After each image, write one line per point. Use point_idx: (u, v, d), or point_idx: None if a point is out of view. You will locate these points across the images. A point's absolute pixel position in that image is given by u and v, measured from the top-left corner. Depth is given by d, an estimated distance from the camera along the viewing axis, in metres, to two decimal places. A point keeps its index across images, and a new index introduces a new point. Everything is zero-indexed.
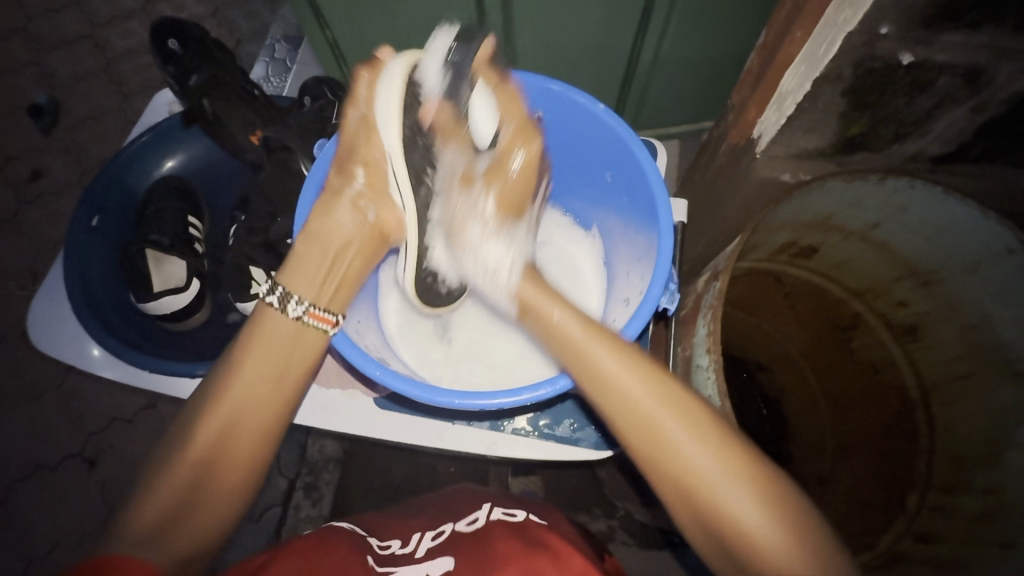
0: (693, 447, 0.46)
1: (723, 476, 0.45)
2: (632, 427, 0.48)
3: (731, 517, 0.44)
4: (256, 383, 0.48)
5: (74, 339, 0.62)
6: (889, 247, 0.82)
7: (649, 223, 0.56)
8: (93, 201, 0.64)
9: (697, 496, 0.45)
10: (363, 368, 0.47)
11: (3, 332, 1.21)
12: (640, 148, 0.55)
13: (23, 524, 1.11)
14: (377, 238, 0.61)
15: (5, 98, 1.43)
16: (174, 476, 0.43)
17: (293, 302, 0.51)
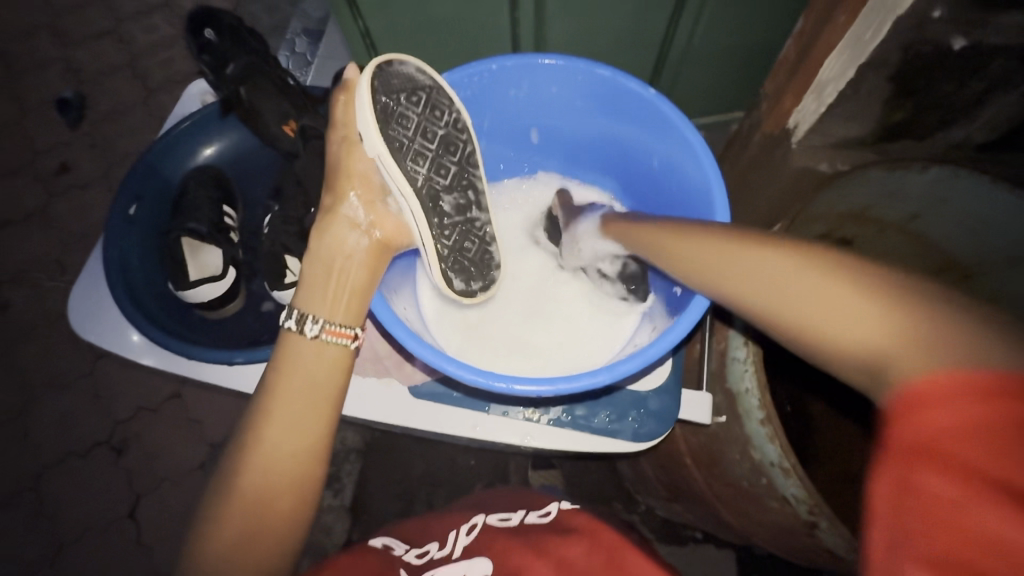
0: (786, 271, 0.41)
1: (836, 292, 0.37)
2: (717, 271, 0.47)
3: (846, 335, 0.36)
4: (289, 421, 0.45)
5: (114, 326, 0.63)
6: (928, 240, 0.79)
7: (700, 211, 0.56)
8: (131, 190, 0.65)
9: (800, 317, 0.39)
10: (416, 351, 0.47)
11: (34, 321, 1.24)
12: (695, 135, 0.54)
13: (54, 509, 1.13)
14: (381, 248, 0.56)
15: (33, 93, 1.45)
16: (230, 515, 0.42)
17: (307, 321, 0.48)
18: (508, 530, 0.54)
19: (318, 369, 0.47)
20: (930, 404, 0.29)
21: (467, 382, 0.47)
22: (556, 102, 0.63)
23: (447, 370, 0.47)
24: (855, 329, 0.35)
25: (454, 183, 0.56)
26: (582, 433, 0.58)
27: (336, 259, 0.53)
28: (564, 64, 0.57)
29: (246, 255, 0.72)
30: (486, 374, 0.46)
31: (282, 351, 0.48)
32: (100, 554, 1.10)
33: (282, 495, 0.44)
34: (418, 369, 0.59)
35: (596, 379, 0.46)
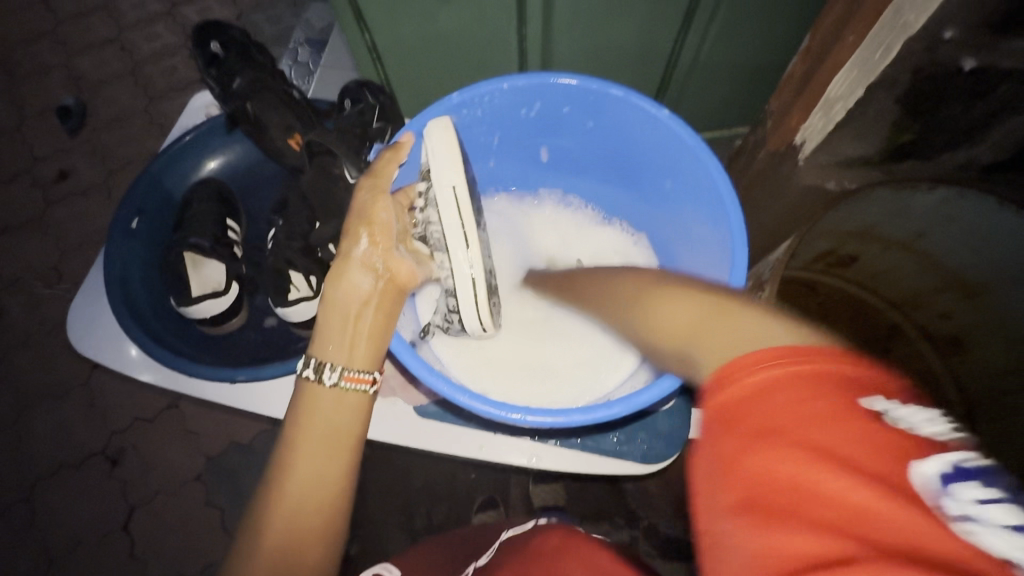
0: (659, 277, 0.40)
1: (697, 293, 0.36)
2: (607, 288, 0.46)
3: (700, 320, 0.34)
4: (311, 471, 0.43)
5: (115, 341, 0.62)
6: (935, 258, 0.80)
7: (716, 234, 0.54)
8: (134, 203, 0.64)
9: (662, 312, 0.37)
10: (426, 379, 0.46)
11: (31, 329, 1.22)
12: (710, 156, 0.53)
13: (46, 521, 1.11)
14: (394, 291, 0.52)
15: (33, 99, 1.44)
16: (256, 569, 0.40)
17: (324, 369, 0.45)
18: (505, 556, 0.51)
19: (337, 412, 0.45)
20: (760, 385, 0.28)
21: (477, 412, 0.45)
22: (568, 122, 0.63)
23: (459, 401, 0.45)
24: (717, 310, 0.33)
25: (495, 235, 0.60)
26: (590, 454, 0.57)
27: (351, 305, 0.49)
28: (578, 84, 0.57)
29: (249, 269, 0.71)
30: (497, 403, 0.45)
31: (299, 397, 0.45)
32: (92, 568, 1.08)
33: (307, 550, 0.41)
34: (423, 390, 0.58)
35: (614, 410, 0.44)
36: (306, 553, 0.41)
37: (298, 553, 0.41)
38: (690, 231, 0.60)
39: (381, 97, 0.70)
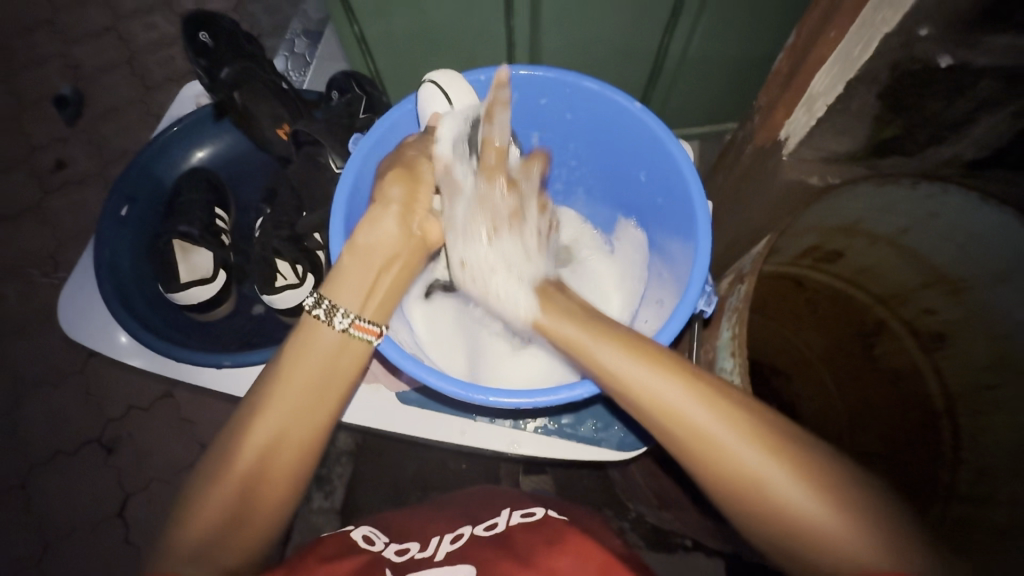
0: (729, 430, 0.43)
1: (797, 487, 0.41)
2: (676, 431, 0.44)
3: (796, 516, 0.41)
4: (296, 407, 0.45)
5: (104, 327, 0.63)
6: (918, 254, 0.80)
7: (686, 226, 0.55)
8: (123, 191, 0.65)
9: (751, 480, 0.42)
10: (397, 362, 0.47)
11: (28, 318, 1.24)
12: (679, 148, 0.54)
13: (42, 508, 1.13)
14: (419, 249, 0.55)
15: (30, 88, 1.45)
16: (223, 489, 0.43)
17: (338, 313, 0.47)
18: (496, 538, 0.54)
19: (336, 356, 0.47)
20: None
21: (447, 393, 0.47)
22: (545, 115, 0.64)
23: (428, 382, 0.47)
24: (809, 514, 0.41)
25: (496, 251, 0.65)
26: (566, 441, 0.58)
27: (373, 254, 0.51)
28: (552, 78, 0.58)
29: (237, 257, 0.72)
30: (466, 385, 0.46)
31: (301, 334, 0.47)
32: (88, 552, 1.10)
33: (272, 479, 0.45)
34: (403, 378, 0.59)
35: (576, 394, 0.47)
36: (275, 482, 0.45)
37: (268, 480, 0.44)
38: (663, 225, 0.60)
39: (369, 87, 0.71)
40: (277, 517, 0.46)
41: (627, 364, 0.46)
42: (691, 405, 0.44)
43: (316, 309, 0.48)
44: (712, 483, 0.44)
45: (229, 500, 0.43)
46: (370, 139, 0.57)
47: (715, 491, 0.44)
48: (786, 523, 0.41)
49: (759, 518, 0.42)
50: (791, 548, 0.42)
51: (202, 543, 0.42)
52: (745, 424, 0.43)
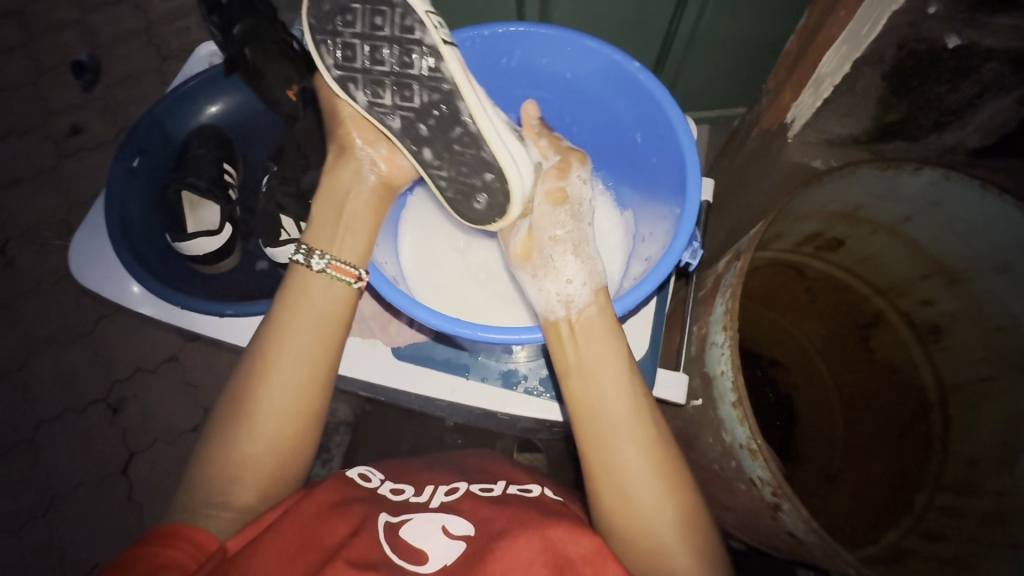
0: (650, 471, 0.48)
1: (664, 511, 0.47)
2: (595, 429, 0.49)
3: (648, 524, 0.47)
4: (297, 354, 0.50)
5: (112, 276, 0.64)
6: (918, 242, 0.81)
7: (677, 188, 0.55)
8: (135, 144, 0.67)
9: (644, 513, 0.47)
10: (388, 295, 0.48)
11: (41, 278, 1.27)
12: (672, 104, 0.54)
13: (48, 462, 1.16)
14: (385, 188, 0.61)
15: (49, 54, 1.47)
16: (241, 432, 0.49)
17: (315, 255, 0.53)
18: (490, 500, 0.54)
19: (333, 306, 0.53)
20: None
21: (432, 327, 0.48)
22: (548, 73, 0.62)
23: (416, 314, 0.48)
24: (661, 529, 0.46)
25: (425, 103, 0.55)
26: (555, 403, 0.59)
27: (341, 198, 0.58)
28: (553, 34, 0.57)
29: (243, 212, 0.73)
30: (450, 320, 0.47)
31: (293, 284, 0.53)
32: (91, 507, 1.13)
33: (288, 424, 0.50)
34: (401, 331, 0.61)
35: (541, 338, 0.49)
36: (286, 423, 0.49)
37: (278, 421, 0.49)
38: (655, 189, 0.60)
39: None
40: (298, 463, 0.51)
41: (604, 366, 0.51)
42: (626, 416, 0.49)
43: (297, 255, 0.55)
44: (596, 476, 0.49)
45: (246, 439, 0.49)
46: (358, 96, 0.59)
47: (595, 487, 0.49)
48: (641, 528, 0.47)
49: (630, 536, 0.47)
50: (645, 559, 0.46)
51: (222, 480, 0.47)
52: (656, 447, 0.49)
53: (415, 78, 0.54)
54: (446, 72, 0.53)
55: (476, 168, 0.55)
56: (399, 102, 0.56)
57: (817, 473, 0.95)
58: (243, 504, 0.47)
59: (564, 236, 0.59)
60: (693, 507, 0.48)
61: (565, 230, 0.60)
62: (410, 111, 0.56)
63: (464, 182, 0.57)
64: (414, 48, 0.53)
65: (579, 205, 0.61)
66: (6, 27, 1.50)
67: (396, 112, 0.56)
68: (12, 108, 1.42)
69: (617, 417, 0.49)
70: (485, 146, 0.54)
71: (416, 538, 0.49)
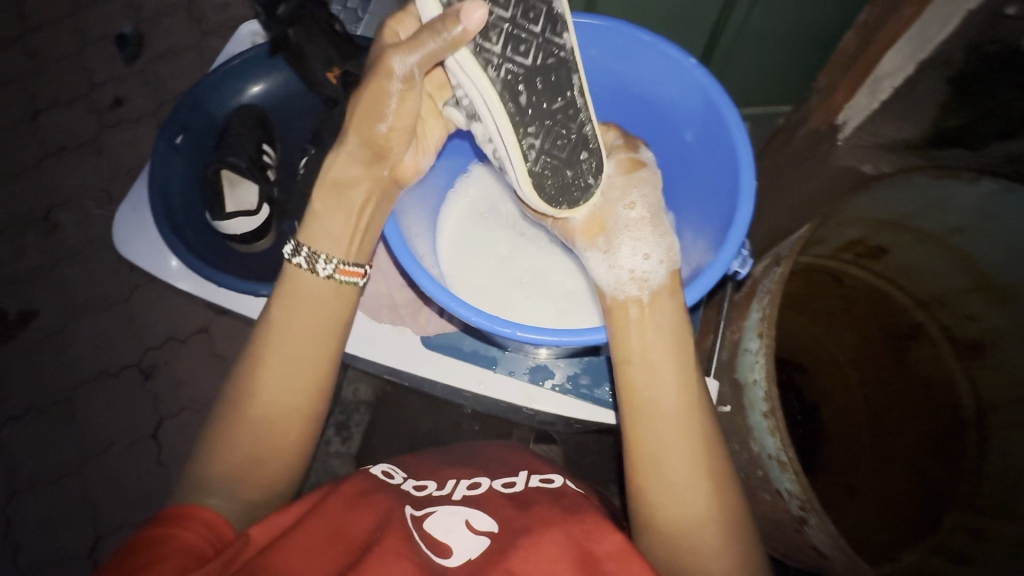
0: (698, 473, 0.46)
1: (707, 513, 0.45)
2: (647, 419, 0.49)
3: (687, 526, 0.45)
4: (295, 348, 0.51)
5: (153, 249, 0.66)
6: (967, 255, 0.77)
7: (727, 192, 0.54)
8: (178, 121, 0.69)
9: (686, 515, 0.45)
10: (428, 289, 0.46)
11: (81, 245, 1.31)
12: (729, 105, 0.52)
13: (84, 421, 1.21)
14: (391, 181, 0.57)
15: (95, 26, 1.50)
16: (242, 428, 0.49)
17: (321, 261, 0.52)
18: (512, 498, 0.54)
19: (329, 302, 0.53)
20: None
21: (473, 324, 0.46)
22: (595, 67, 0.60)
23: (457, 311, 0.47)
24: (702, 531, 0.45)
25: (539, 65, 0.49)
26: (582, 401, 0.59)
27: (353, 196, 0.54)
28: (606, 26, 0.55)
29: (281, 192, 0.73)
30: (491, 318, 0.46)
31: (288, 281, 0.53)
32: (122, 468, 1.18)
33: (288, 418, 0.50)
34: (431, 321, 0.61)
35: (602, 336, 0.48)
36: (289, 416, 0.50)
37: (279, 414, 0.50)
38: (702, 189, 0.59)
39: None
40: (299, 457, 0.52)
41: (667, 360, 0.49)
42: (679, 411, 0.48)
43: (296, 256, 0.53)
44: (640, 466, 0.48)
45: (245, 439, 0.49)
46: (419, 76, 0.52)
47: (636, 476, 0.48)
48: (681, 526, 0.45)
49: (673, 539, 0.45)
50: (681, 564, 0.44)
51: (225, 473, 0.47)
52: (705, 446, 0.48)
53: (535, 36, 0.48)
54: (568, 40, 0.49)
55: (577, 144, 0.53)
56: (511, 56, 0.47)
57: (839, 489, 0.88)
58: (246, 499, 0.47)
59: (637, 207, 0.58)
60: (736, 518, 0.46)
61: (641, 198, 0.58)
62: (521, 67, 0.48)
63: (557, 157, 0.52)
64: (541, 6, 0.48)
65: (654, 175, 0.59)
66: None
67: (504, 63, 0.47)
68: (57, 77, 1.45)
69: (671, 411, 0.48)
70: (589, 123, 0.52)
71: (440, 532, 0.50)
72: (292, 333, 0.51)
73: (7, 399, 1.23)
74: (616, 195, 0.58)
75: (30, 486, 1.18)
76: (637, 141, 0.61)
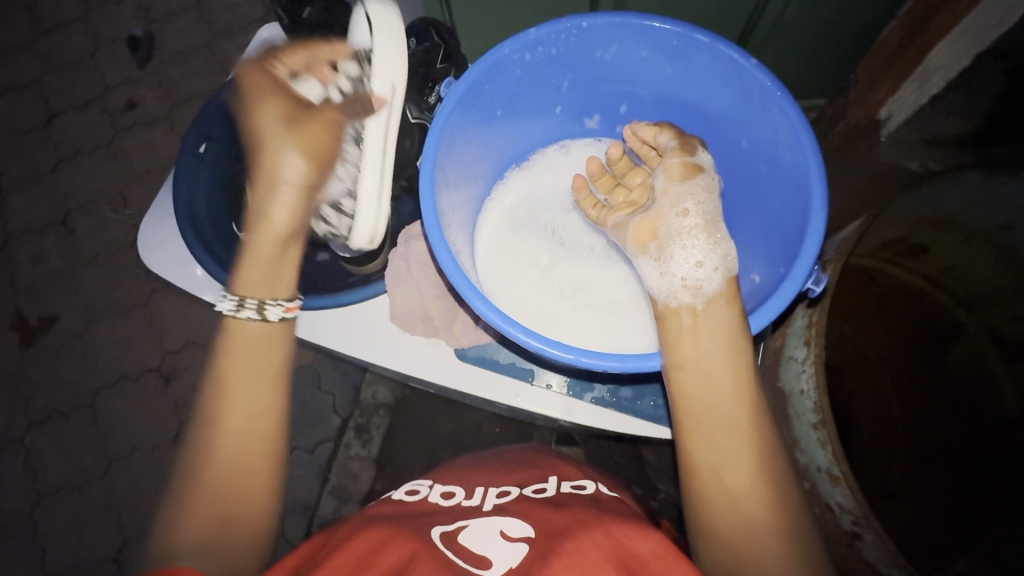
0: (757, 484, 0.45)
1: (772, 527, 0.43)
2: (703, 424, 0.46)
3: (754, 529, 0.43)
4: (247, 405, 0.55)
5: (179, 259, 0.65)
6: (1016, 254, 0.74)
7: (796, 201, 0.50)
8: (202, 129, 0.67)
9: (747, 529, 0.43)
10: (486, 315, 0.43)
11: (98, 250, 1.31)
12: (794, 108, 0.48)
13: (107, 425, 1.21)
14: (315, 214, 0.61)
15: (107, 28, 1.49)
16: (211, 486, 0.52)
17: (271, 305, 0.56)
18: (547, 502, 0.52)
19: (269, 349, 0.57)
20: None
21: (533, 351, 0.42)
22: (642, 68, 0.57)
23: (515, 337, 0.42)
24: (769, 547, 0.42)
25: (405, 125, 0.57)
26: (623, 414, 0.58)
27: (282, 234, 0.58)
28: (659, 26, 0.51)
29: None
30: (546, 340, 0.42)
31: (231, 336, 0.56)
32: (145, 472, 1.18)
33: (253, 466, 0.54)
34: (465, 334, 0.59)
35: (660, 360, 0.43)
36: (254, 466, 0.54)
37: (248, 465, 0.53)
38: (763, 196, 0.56)
39: (446, 36, 0.69)
40: (269, 506, 0.54)
41: (724, 368, 0.47)
42: (735, 413, 0.46)
43: (242, 308, 0.56)
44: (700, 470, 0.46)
45: (217, 496, 0.51)
46: (463, 83, 0.49)
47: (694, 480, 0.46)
48: (747, 530, 0.43)
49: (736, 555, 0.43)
50: None
51: (210, 528, 0.49)
52: (765, 457, 0.45)
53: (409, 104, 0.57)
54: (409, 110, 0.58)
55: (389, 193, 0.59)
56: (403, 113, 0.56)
57: (875, 490, 0.85)
58: (238, 551, 0.49)
59: (693, 212, 0.54)
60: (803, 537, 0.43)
61: (696, 205, 0.54)
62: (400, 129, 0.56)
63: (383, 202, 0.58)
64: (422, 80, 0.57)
65: (711, 179, 0.55)
66: (65, 1, 1.53)
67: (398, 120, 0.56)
68: (71, 81, 1.45)
69: (729, 417, 0.46)
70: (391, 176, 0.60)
71: (475, 542, 0.48)
72: (245, 383, 0.55)
73: (30, 404, 1.23)
74: (665, 202, 0.55)
75: (54, 491, 1.18)
76: (692, 139, 0.56)
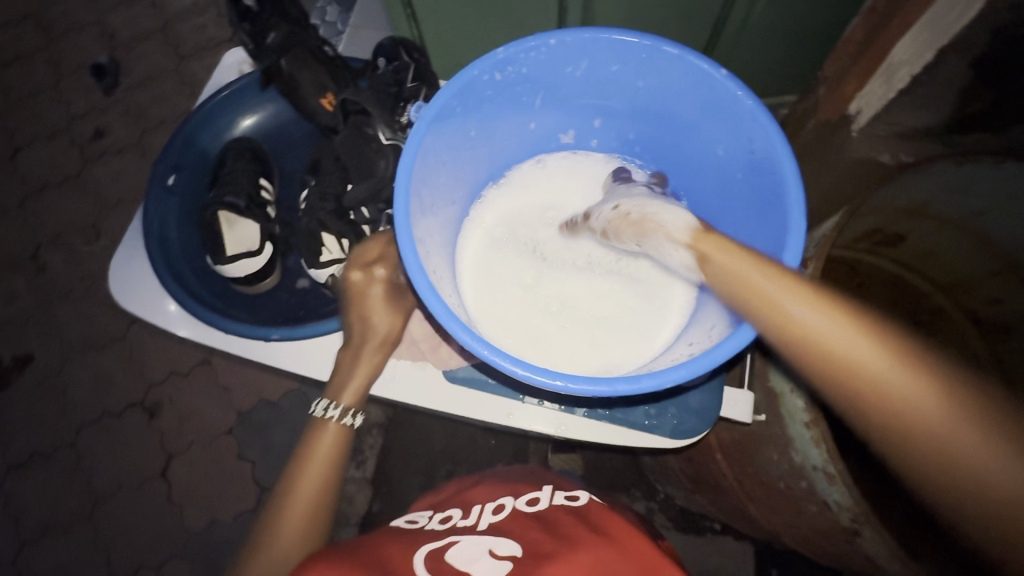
0: (915, 400, 0.38)
1: (966, 431, 0.36)
2: (820, 363, 0.40)
3: (944, 445, 0.37)
4: (326, 480, 0.56)
5: (153, 294, 0.63)
6: (989, 239, 0.76)
7: (773, 210, 0.50)
8: (170, 160, 0.66)
9: (938, 447, 0.37)
10: (470, 346, 0.42)
11: (71, 284, 1.27)
12: (766, 118, 0.49)
13: (91, 464, 1.17)
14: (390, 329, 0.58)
15: (69, 57, 1.45)
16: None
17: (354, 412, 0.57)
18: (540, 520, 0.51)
19: (340, 442, 0.57)
20: None
21: (519, 379, 0.42)
22: (614, 81, 0.57)
23: (501, 367, 0.42)
24: (976, 451, 0.36)
25: None
26: (616, 426, 0.57)
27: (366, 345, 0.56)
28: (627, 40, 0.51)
29: (282, 230, 0.71)
30: (533, 368, 0.42)
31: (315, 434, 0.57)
32: (134, 509, 1.14)
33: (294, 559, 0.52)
34: (453, 354, 0.58)
35: (651, 384, 0.42)
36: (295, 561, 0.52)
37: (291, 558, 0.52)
38: (742, 203, 0.56)
39: (416, 54, 0.69)
40: None
41: (798, 306, 0.40)
42: (888, 356, 0.38)
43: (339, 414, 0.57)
44: (879, 433, 0.39)
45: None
46: (434, 107, 0.48)
47: (880, 437, 0.39)
48: (946, 461, 0.37)
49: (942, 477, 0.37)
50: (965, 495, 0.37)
51: None
52: (908, 368, 0.38)
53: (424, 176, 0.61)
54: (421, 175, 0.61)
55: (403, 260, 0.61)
56: None
57: None
58: None
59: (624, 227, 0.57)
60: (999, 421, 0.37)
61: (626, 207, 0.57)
62: None
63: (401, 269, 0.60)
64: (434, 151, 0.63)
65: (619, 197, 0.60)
66: (24, 32, 1.49)
67: None
68: (34, 113, 1.41)
69: (843, 347, 0.39)
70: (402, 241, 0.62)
71: (461, 562, 0.47)
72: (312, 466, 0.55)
73: (8, 447, 1.19)
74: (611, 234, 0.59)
75: (39, 536, 1.14)
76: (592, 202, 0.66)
